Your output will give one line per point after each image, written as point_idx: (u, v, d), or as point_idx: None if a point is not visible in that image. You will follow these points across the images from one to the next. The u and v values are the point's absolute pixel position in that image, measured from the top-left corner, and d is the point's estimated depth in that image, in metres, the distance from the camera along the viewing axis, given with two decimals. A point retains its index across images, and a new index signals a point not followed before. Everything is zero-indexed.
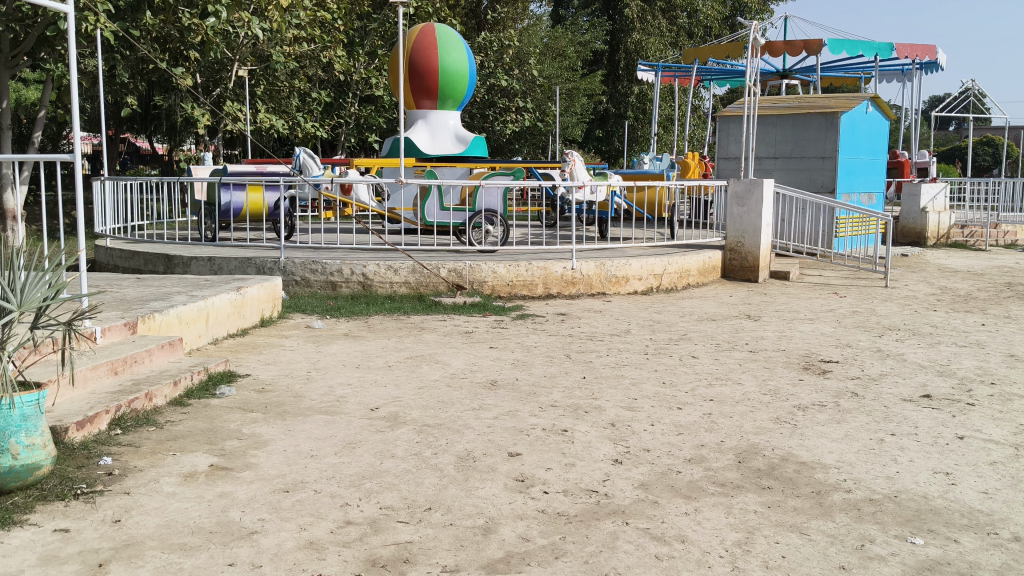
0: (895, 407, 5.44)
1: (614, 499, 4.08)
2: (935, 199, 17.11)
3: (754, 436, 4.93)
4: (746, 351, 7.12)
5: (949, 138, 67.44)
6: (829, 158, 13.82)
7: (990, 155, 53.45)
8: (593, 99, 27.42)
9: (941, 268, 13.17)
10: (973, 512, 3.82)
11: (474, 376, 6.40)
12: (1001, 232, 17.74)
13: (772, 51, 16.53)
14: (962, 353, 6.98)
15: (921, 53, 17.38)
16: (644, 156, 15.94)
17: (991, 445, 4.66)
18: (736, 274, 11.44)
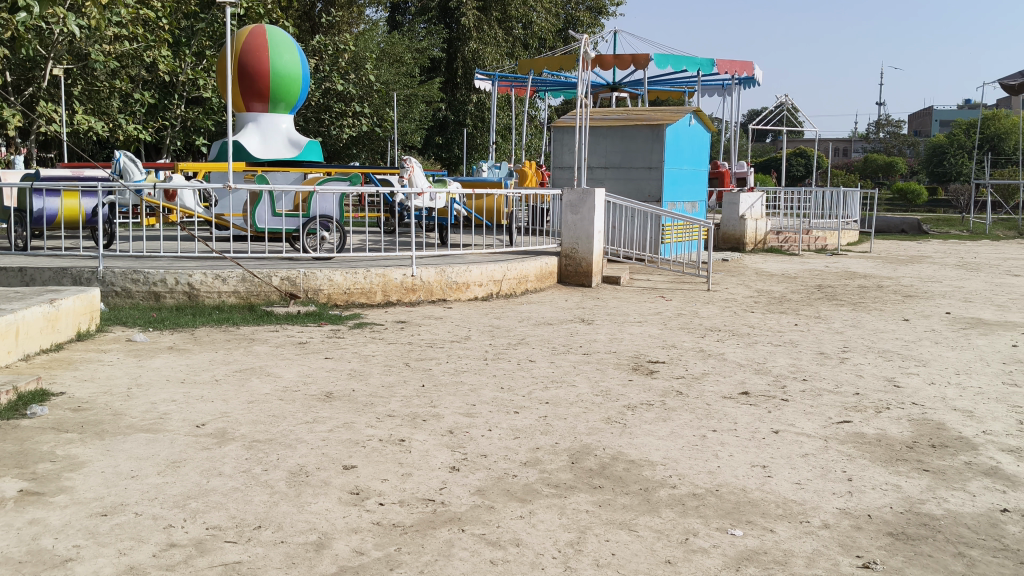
0: (717, 404, 5.68)
1: (450, 507, 4.05)
2: (753, 207, 18.11)
3: (586, 437, 5.02)
4: (580, 354, 7.27)
5: (765, 150, 71.83)
6: (656, 168, 14.38)
7: (801, 165, 57.32)
8: (432, 107, 27.41)
9: (759, 272, 13.96)
10: (788, 502, 4.03)
11: (308, 388, 6.21)
12: (812, 238, 18.99)
13: (602, 65, 17.04)
14: (777, 352, 7.39)
15: (740, 69, 18.37)
16: (483, 164, 16.06)
17: (804, 438, 4.94)
18: (571, 279, 11.69)
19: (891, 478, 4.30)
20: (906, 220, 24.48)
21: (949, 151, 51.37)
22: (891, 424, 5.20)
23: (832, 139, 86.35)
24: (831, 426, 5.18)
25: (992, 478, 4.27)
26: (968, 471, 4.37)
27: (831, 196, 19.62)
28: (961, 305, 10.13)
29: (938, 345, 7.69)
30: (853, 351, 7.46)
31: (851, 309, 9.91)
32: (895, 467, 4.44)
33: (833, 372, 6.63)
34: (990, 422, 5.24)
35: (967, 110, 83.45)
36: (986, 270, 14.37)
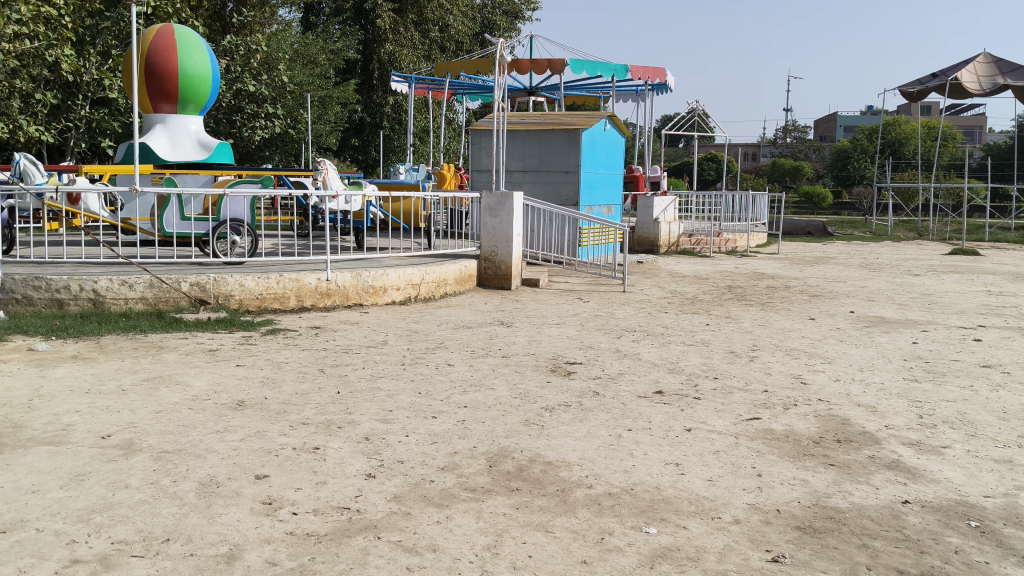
0: (632, 404, 5.75)
1: (366, 515, 3.99)
2: (667, 210, 18.41)
3: (504, 440, 5.02)
4: (499, 357, 7.28)
5: (679, 155, 73.22)
6: (573, 172, 14.50)
7: (713, 169, 58.63)
8: (347, 109, 27.09)
9: (673, 274, 14.20)
10: (700, 499, 4.10)
11: (219, 397, 6.05)
12: (723, 240, 19.42)
13: (519, 69, 17.09)
14: (690, 351, 7.52)
15: (653, 75, 18.67)
16: (400, 166, 15.93)
17: (715, 435, 5.04)
18: (490, 282, 11.68)
19: (799, 473, 4.41)
20: (812, 223, 25.23)
21: (853, 156, 53.21)
22: (798, 420, 5.34)
23: (742, 143, 88.57)
24: (741, 423, 5.29)
25: (894, 471, 4.42)
26: (872, 464, 4.51)
27: (740, 200, 20.12)
28: (864, 304, 10.48)
29: (842, 343, 7.94)
30: (763, 349, 7.65)
31: (760, 309, 10.15)
32: (803, 462, 4.56)
33: (743, 370, 6.78)
34: (891, 416, 5.43)
35: (868, 115, 86.62)
36: (888, 270, 14.92)
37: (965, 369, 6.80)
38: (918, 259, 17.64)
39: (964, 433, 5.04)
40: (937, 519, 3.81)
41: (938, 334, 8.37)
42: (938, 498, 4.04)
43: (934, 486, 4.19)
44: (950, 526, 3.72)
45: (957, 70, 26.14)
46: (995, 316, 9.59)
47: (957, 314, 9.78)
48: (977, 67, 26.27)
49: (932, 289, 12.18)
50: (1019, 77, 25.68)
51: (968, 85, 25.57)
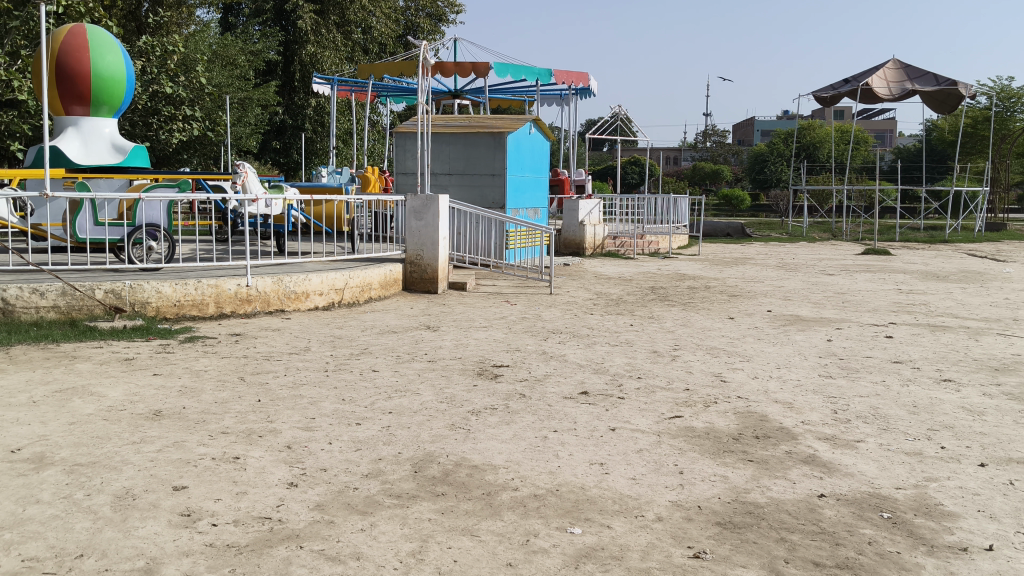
0: (557, 405, 5.78)
1: (288, 524, 3.92)
2: (591, 213, 18.59)
3: (429, 445, 4.99)
4: (425, 361, 7.23)
5: (603, 159, 74.01)
6: (499, 175, 14.52)
7: (635, 173, 59.51)
8: (268, 111, 26.67)
9: (598, 275, 14.35)
10: (624, 498, 4.14)
11: (135, 407, 5.87)
12: (646, 242, 19.71)
13: (443, 72, 17.04)
14: (614, 352, 7.60)
15: (576, 79, 18.84)
16: (323, 170, 15.73)
17: (639, 434, 5.10)
18: (416, 286, 11.61)
19: (719, 469, 4.49)
20: (731, 225, 25.78)
21: (770, 159, 54.60)
22: (719, 417, 5.44)
23: (664, 147, 90.00)
24: (664, 422, 5.37)
25: (810, 465, 4.53)
26: (789, 460, 4.62)
27: (662, 203, 20.46)
28: (781, 303, 10.76)
29: (760, 341, 8.13)
30: (684, 348, 7.79)
31: (682, 309, 10.32)
32: (722, 458, 4.65)
33: (666, 369, 6.88)
34: (807, 412, 5.57)
35: (784, 119, 89.02)
36: (803, 270, 15.33)
37: (877, 365, 7.02)
38: (832, 259, 18.16)
39: (877, 428, 5.21)
40: (852, 511, 3.92)
41: (852, 332, 8.62)
42: (852, 491, 4.16)
43: (849, 480, 4.31)
44: (864, 518, 3.83)
45: (867, 75, 27.03)
46: (904, 313, 9.93)
47: (869, 312, 10.10)
48: (887, 72, 27.18)
49: (845, 288, 12.56)
50: (926, 82, 26.69)
51: (879, 90, 26.45)
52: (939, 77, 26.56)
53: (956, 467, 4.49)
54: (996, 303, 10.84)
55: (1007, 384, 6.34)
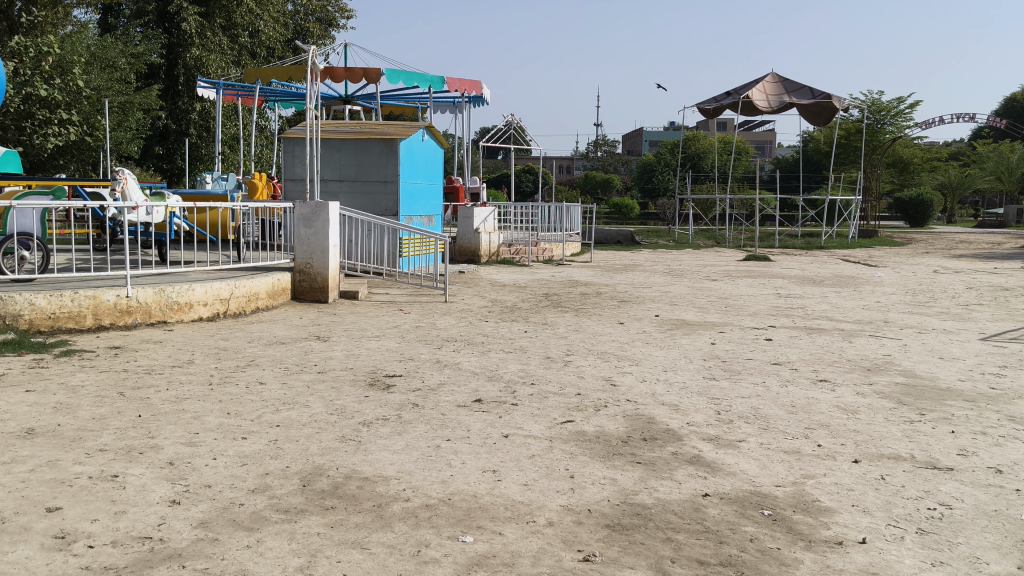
0: (450, 413, 5.76)
1: (170, 543, 3.78)
2: (486, 221, 18.62)
3: (318, 457, 4.90)
4: (314, 373, 7.09)
5: (497, 167, 74.38)
6: (391, 182, 14.41)
7: (529, 182, 60.09)
8: (150, 115, 25.79)
9: (492, 283, 14.40)
10: (516, 504, 4.15)
11: (5, 426, 5.56)
12: (540, 249, 19.87)
13: (333, 77, 16.81)
14: (508, 359, 7.64)
15: (469, 88, 18.88)
16: (208, 176, 15.27)
17: (531, 440, 5.12)
18: (306, 295, 11.39)
19: (609, 473, 4.55)
20: (622, 232, 26.27)
21: (658, 169, 55.93)
22: (609, 421, 5.53)
23: (556, 156, 91.12)
24: (556, 427, 5.41)
25: (695, 465, 4.65)
26: (676, 460, 4.73)
27: (555, 210, 20.67)
28: (668, 308, 11.03)
29: (648, 345, 8.32)
30: (576, 353, 7.89)
31: (574, 315, 10.46)
32: (612, 461, 4.72)
33: (558, 374, 6.95)
34: (693, 414, 5.72)
35: (671, 129, 91.49)
36: (690, 276, 15.77)
37: (758, 367, 7.27)
38: (717, 265, 18.74)
39: (758, 427, 5.38)
40: (735, 509, 4.03)
41: (735, 335, 8.91)
42: (735, 490, 4.28)
43: (732, 479, 4.44)
44: (746, 516, 3.95)
45: (748, 89, 28.04)
46: (783, 317, 10.32)
47: (750, 315, 10.45)
48: (766, 86, 28.28)
49: (728, 293, 12.98)
50: (802, 96, 27.89)
51: (759, 103, 27.49)
52: (814, 91, 27.81)
53: (832, 463, 4.68)
54: (868, 307, 11.39)
55: (877, 383, 6.65)
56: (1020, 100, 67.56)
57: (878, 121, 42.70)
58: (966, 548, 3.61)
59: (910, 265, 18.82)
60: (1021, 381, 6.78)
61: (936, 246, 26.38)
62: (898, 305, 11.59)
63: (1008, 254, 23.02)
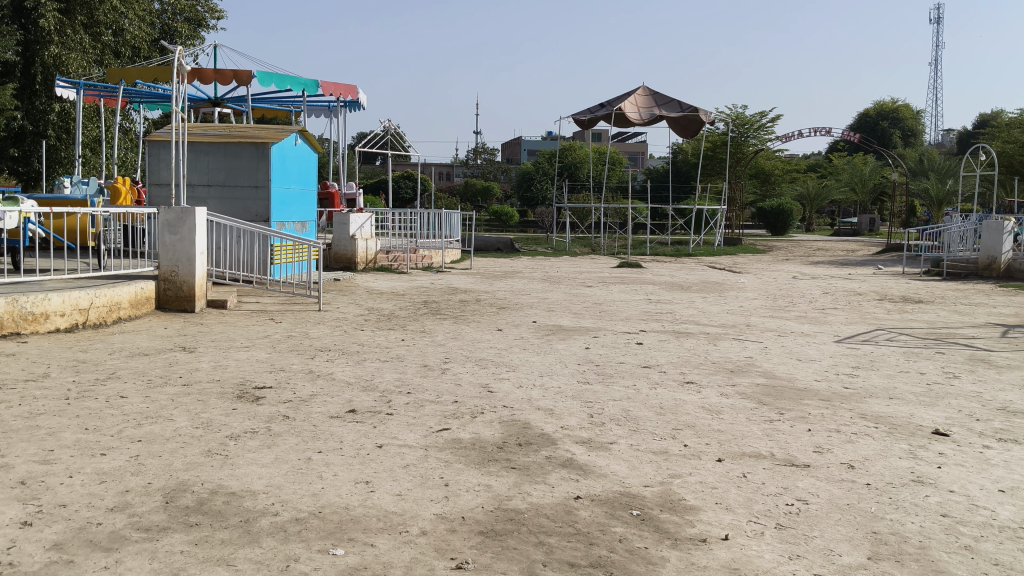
0: (322, 425, 5.65)
1: (20, 567, 3.57)
2: (363, 227, 18.42)
3: (183, 473, 4.72)
4: (180, 385, 6.83)
5: (376, 173, 73.67)
6: (262, 187, 14.06)
7: (408, 188, 59.76)
8: (4, 116, 24.17)
9: (369, 290, 14.24)
10: (388, 514, 4.10)
11: None
12: (419, 256, 19.78)
13: (201, 78, 16.31)
14: (384, 368, 7.56)
15: (344, 92, 18.65)
16: (66, 182, 14.56)
17: (405, 450, 5.08)
18: (171, 305, 10.97)
19: (483, 479, 4.56)
20: (501, 239, 26.42)
21: (536, 177, 56.57)
22: (484, 427, 5.54)
23: (435, 163, 91.04)
24: (431, 436, 5.39)
25: (568, 469, 4.71)
26: (549, 464, 4.79)
27: (433, 217, 20.62)
28: (545, 314, 11.16)
29: (525, 351, 8.39)
30: (453, 361, 7.88)
31: (452, 322, 10.45)
32: (486, 468, 4.73)
33: (434, 383, 6.92)
34: (566, 417, 5.80)
35: (548, 138, 92.88)
36: (566, 283, 16.00)
37: (630, 370, 7.45)
38: (592, 271, 19.11)
39: (628, 429, 5.51)
40: (605, 511, 4.11)
41: (608, 340, 9.10)
42: (606, 491, 4.37)
43: (602, 481, 4.53)
44: (615, 516, 4.03)
45: (621, 101, 28.70)
46: (654, 321, 10.61)
47: (623, 320, 10.69)
48: (637, 99, 29.03)
49: (603, 299, 13.24)
50: (671, 109, 28.87)
51: (631, 115, 28.19)
52: (683, 104, 28.85)
53: (697, 463, 4.83)
54: (732, 311, 11.84)
55: (740, 384, 6.92)
56: (871, 115, 71.58)
57: (742, 134, 44.50)
58: (821, 541, 3.78)
59: (772, 272, 19.67)
60: (871, 381, 7.18)
61: (797, 254, 27.65)
62: (760, 310, 12.09)
63: (861, 261, 24.36)
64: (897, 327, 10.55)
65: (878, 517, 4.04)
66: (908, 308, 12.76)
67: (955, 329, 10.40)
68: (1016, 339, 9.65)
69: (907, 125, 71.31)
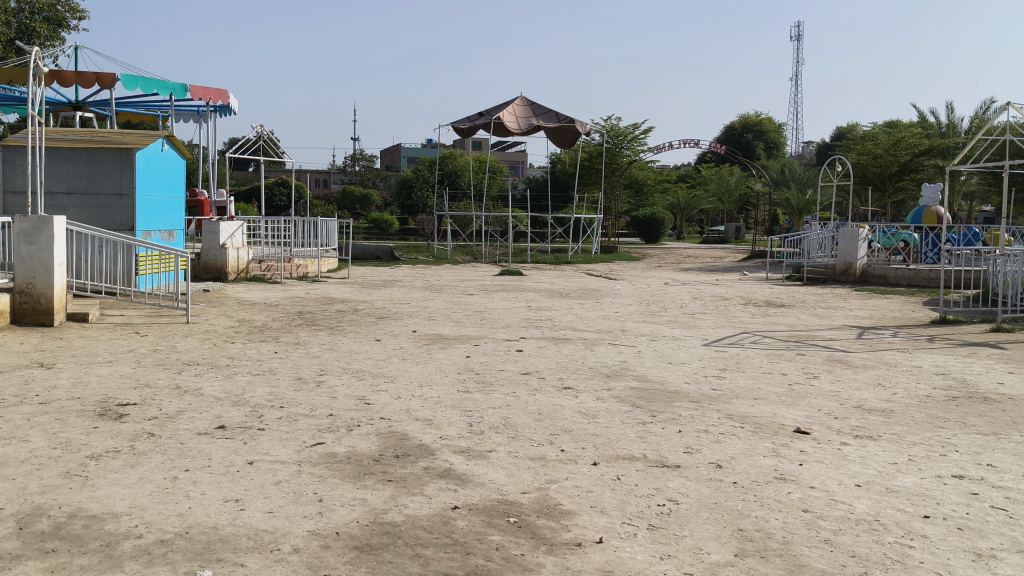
0: (190, 442, 5.46)
1: None
2: (234, 236, 17.92)
3: (38, 497, 4.47)
4: (35, 404, 6.46)
5: (250, 179, 71.82)
6: (127, 195, 13.51)
7: (283, 196, 58.46)
8: None
9: (241, 301, 13.87)
10: (259, 533, 3.99)
11: None
12: (294, 265, 19.36)
13: (60, 80, 15.55)
14: (256, 381, 7.35)
15: (215, 96, 18.13)
16: None
17: (277, 465, 4.96)
18: (27, 319, 10.38)
19: (358, 493, 4.49)
20: (380, 247, 26.17)
21: (416, 185, 56.32)
22: (360, 440, 5.46)
23: (311, 171, 89.48)
24: (305, 450, 5.27)
25: (445, 479, 4.70)
26: (426, 475, 4.76)
27: (309, 226, 20.23)
28: (424, 323, 11.11)
29: (404, 361, 8.33)
30: (329, 373, 7.74)
31: (328, 333, 10.28)
32: (362, 481, 4.67)
33: (309, 396, 6.77)
34: (445, 427, 5.78)
35: (427, 145, 92.49)
36: (446, 291, 16.01)
37: (509, 377, 7.49)
38: (473, 279, 19.17)
39: (507, 436, 5.53)
40: (481, 520, 4.11)
41: (487, 348, 9.13)
42: (483, 500, 4.37)
43: (480, 489, 4.53)
44: (492, 525, 4.04)
45: (499, 110, 28.89)
46: (533, 328, 10.69)
47: (502, 328, 10.73)
48: (515, 109, 29.27)
49: (482, 306, 13.30)
50: (548, 119, 29.33)
51: (509, 125, 28.40)
52: (560, 114, 29.36)
53: (574, 467, 4.89)
54: (608, 317, 12.08)
55: (615, 388, 7.04)
56: (737, 128, 74.55)
57: (616, 146, 45.51)
58: (690, 540, 3.89)
59: (645, 278, 20.20)
60: (737, 382, 7.46)
61: (668, 261, 28.51)
62: (634, 315, 12.38)
63: (729, 267, 25.27)
64: (761, 329, 10.99)
65: (744, 515, 4.19)
66: (771, 312, 13.33)
67: (815, 332, 10.93)
68: (870, 340, 10.22)
69: (770, 138, 74.60)
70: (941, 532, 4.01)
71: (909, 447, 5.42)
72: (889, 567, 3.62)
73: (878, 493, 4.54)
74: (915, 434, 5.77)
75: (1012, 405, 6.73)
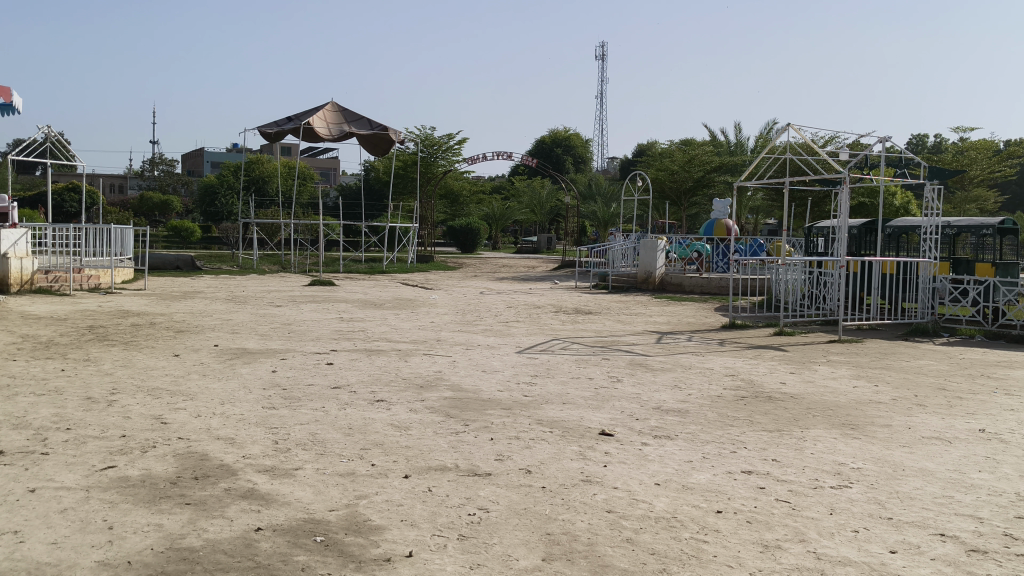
0: None
1: None
2: (17, 245, 16.62)
3: None
4: None
5: (34, 184, 66.80)
6: None
7: (73, 202, 54.84)
8: None
9: (24, 315, 12.85)
10: (41, 566, 3.70)
11: None
12: (85, 277, 18.08)
13: None
14: (39, 402, 6.82)
15: None
16: None
17: (62, 492, 4.63)
18: None
19: (153, 518, 4.26)
20: (181, 257, 24.99)
21: (220, 191, 54.30)
22: (156, 462, 5.19)
23: (105, 176, 84.40)
24: (95, 474, 4.95)
25: (248, 499, 4.53)
26: (228, 497, 4.57)
27: (102, 234, 18.99)
28: (228, 337, 10.71)
29: (206, 377, 7.98)
30: (123, 392, 7.29)
31: (122, 349, 9.71)
32: (157, 506, 4.43)
33: (99, 417, 6.36)
34: (248, 446, 5.58)
35: (234, 151, 89.30)
36: (252, 302, 15.51)
37: (318, 392, 7.32)
38: (281, 290, 18.68)
39: (315, 453, 5.42)
40: (287, 540, 4.00)
41: (296, 361, 8.91)
42: (288, 519, 4.25)
43: (285, 509, 4.41)
44: (298, 545, 3.94)
45: (309, 115, 28.24)
46: (345, 340, 10.52)
47: (312, 341, 10.49)
48: (326, 114, 28.71)
49: (291, 318, 12.99)
50: (361, 126, 29.02)
51: (320, 130, 27.85)
52: (373, 121, 29.13)
53: (384, 481, 4.85)
54: (421, 327, 12.10)
55: (429, 399, 7.05)
56: (547, 142, 76.68)
57: (431, 155, 45.75)
58: (499, 547, 3.94)
59: (459, 288, 20.39)
60: (547, 388, 7.64)
61: (483, 271, 28.93)
62: (448, 324, 12.46)
63: (539, 276, 25.95)
64: (569, 336, 11.32)
65: (551, 519, 4.29)
66: (578, 319, 13.78)
67: (619, 337, 11.39)
68: (669, 345, 10.76)
69: (578, 152, 77.28)
70: (732, 526, 4.27)
71: (703, 446, 5.73)
72: (686, 562, 3.81)
73: (675, 491, 4.77)
74: (708, 433, 6.11)
75: (793, 403, 7.27)
